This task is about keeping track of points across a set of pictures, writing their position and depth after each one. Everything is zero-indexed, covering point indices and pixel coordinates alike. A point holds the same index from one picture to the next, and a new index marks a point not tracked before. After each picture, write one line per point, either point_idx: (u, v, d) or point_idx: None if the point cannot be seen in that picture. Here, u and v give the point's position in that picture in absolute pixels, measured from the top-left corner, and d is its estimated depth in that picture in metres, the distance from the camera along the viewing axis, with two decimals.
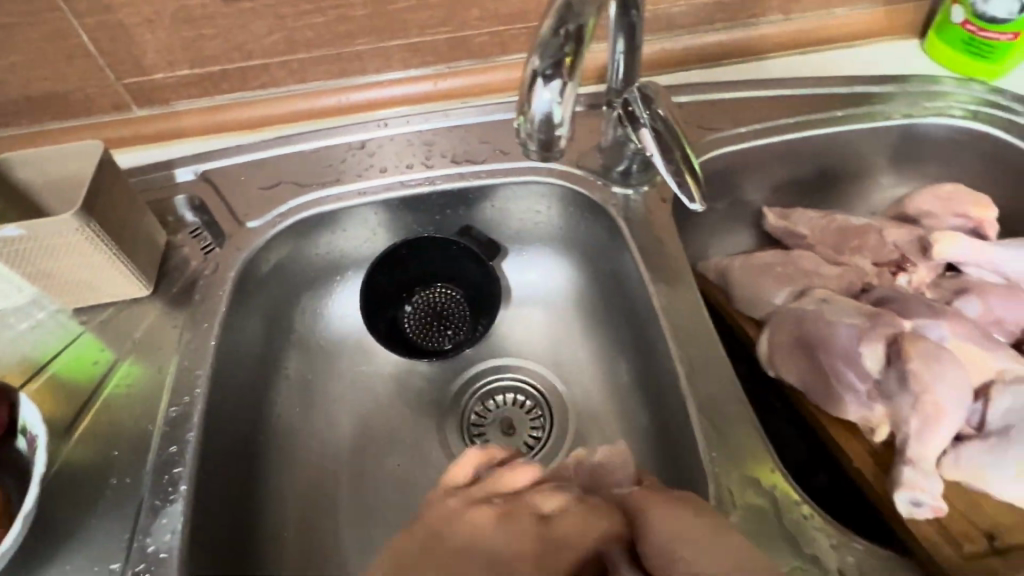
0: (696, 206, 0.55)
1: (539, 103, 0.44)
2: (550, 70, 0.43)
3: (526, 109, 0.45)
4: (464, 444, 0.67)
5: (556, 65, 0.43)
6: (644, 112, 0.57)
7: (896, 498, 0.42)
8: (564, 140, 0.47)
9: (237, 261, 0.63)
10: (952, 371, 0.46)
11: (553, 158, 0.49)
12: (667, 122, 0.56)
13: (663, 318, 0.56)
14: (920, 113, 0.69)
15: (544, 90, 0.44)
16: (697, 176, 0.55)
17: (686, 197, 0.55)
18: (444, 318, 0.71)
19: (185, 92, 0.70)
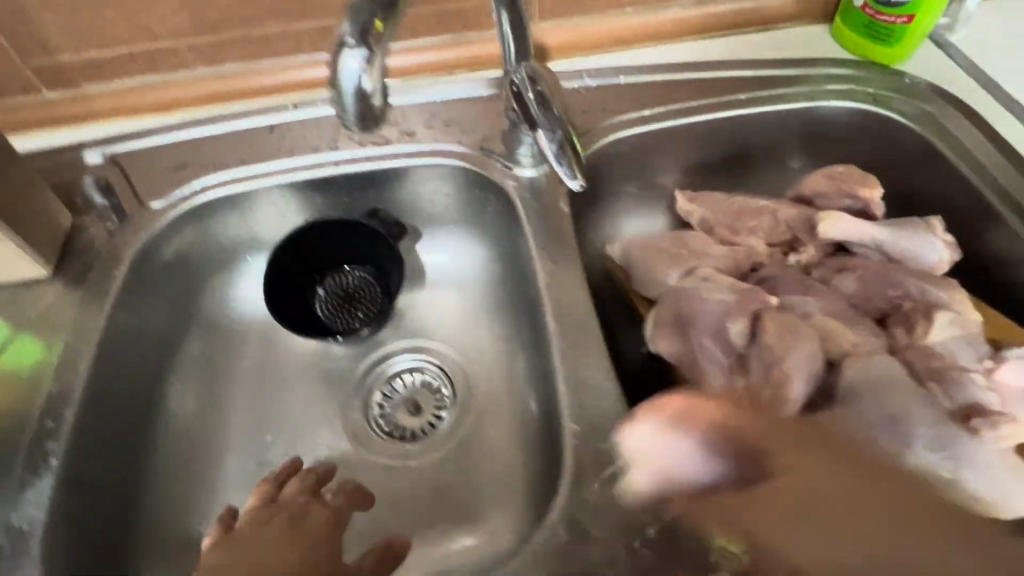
0: (577, 182, 0.55)
1: (346, 77, 0.41)
2: (357, 35, 0.40)
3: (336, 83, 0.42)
4: (368, 424, 0.68)
5: (362, 31, 0.40)
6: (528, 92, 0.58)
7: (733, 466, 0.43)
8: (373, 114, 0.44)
9: (136, 243, 0.63)
10: (804, 341, 0.47)
11: (358, 129, 0.45)
12: (551, 101, 0.57)
13: (548, 297, 0.56)
14: (823, 96, 0.69)
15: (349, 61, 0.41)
16: (579, 153, 0.56)
17: (567, 173, 0.55)
18: (355, 300, 0.72)
19: (93, 74, 0.70)
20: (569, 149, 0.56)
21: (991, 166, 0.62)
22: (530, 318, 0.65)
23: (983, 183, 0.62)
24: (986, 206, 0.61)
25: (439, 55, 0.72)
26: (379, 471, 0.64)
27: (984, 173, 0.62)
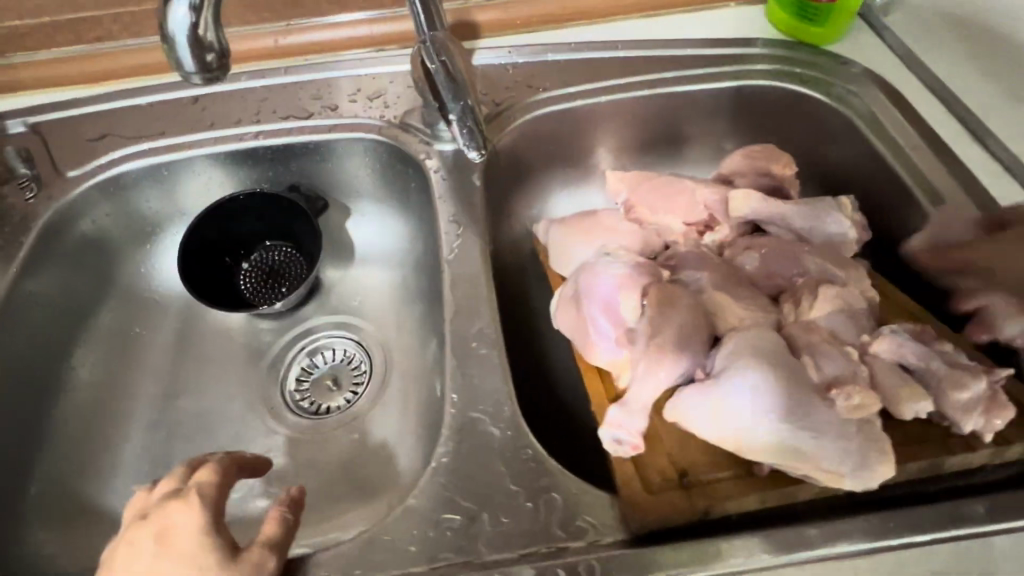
0: (476, 155, 0.58)
1: (174, 23, 0.35)
2: None
3: (164, 31, 0.36)
4: (283, 397, 0.67)
5: None
6: (433, 65, 0.58)
7: (600, 435, 0.43)
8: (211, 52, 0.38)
9: (47, 211, 0.63)
10: (691, 309, 0.47)
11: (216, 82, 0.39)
12: (456, 76, 0.58)
13: (448, 268, 0.56)
14: (749, 75, 0.68)
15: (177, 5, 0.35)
16: (482, 129, 0.58)
17: (467, 146, 0.58)
18: (279, 275, 0.71)
19: (19, 44, 0.70)
20: (471, 116, 0.58)
21: (911, 143, 0.61)
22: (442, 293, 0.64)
23: (900, 160, 0.60)
24: (901, 184, 0.60)
25: (367, 30, 0.73)
26: (286, 445, 0.63)
27: (902, 151, 0.61)
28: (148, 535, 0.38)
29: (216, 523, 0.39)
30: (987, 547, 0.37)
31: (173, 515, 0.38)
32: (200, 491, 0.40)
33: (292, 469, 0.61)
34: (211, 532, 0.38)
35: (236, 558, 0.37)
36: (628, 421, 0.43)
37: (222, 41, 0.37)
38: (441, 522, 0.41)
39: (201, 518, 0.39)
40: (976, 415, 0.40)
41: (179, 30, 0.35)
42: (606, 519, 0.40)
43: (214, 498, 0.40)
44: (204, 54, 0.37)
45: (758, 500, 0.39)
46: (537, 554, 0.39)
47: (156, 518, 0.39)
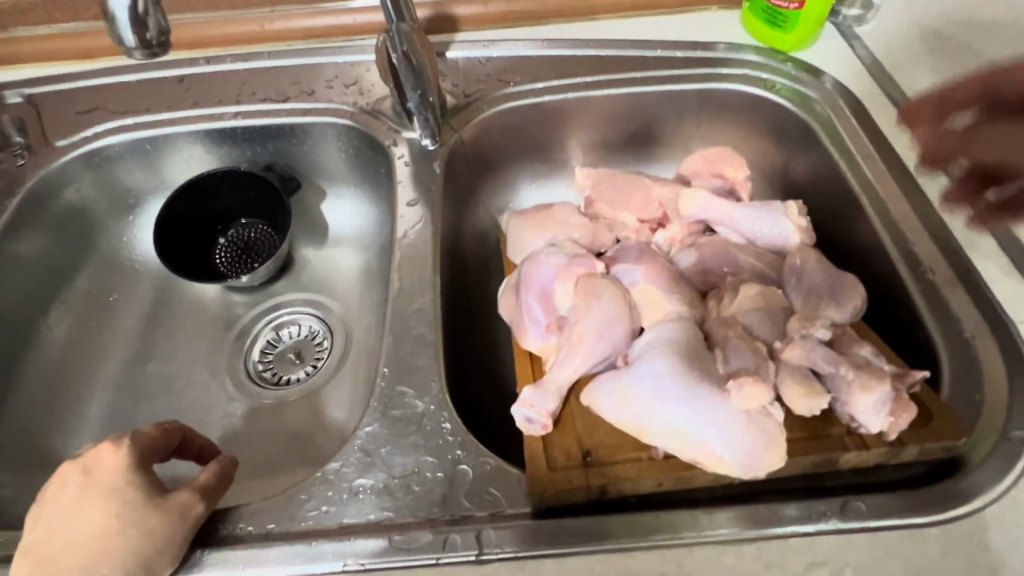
0: (431, 145, 0.66)
1: (115, 2, 0.38)
2: None
3: (106, 5, 0.38)
4: (247, 368, 0.70)
5: None
6: (395, 56, 0.62)
7: (514, 413, 0.45)
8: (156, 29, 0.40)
9: (34, 177, 0.66)
10: (616, 300, 0.49)
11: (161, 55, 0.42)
12: (415, 67, 0.62)
13: (398, 250, 0.58)
14: (717, 79, 0.70)
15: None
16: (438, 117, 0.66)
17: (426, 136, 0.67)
18: (252, 252, 0.75)
19: (22, 19, 0.74)
20: (430, 110, 0.65)
21: (864, 152, 0.62)
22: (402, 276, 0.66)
23: (853, 169, 0.61)
24: (851, 194, 0.61)
25: (349, 19, 0.75)
26: (242, 413, 0.66)
27: (855, 161, 0.62)
28: (76, 470, 0.41)
29: (141, 469, 0.42)
30: (869, 541, 0.38)
31: (103, 455, 0.41)
32: (134, 438, 0.43)
33: (246, 437, 0.64)
34: (135, 476, 0.41)
35: (156, 501, 0.40)
36: (540, 402, 0.44)
37: (162, 21, 0.40)
38: (356, 486, 0.44)
39: (128, 464, 0.41)
40: (885, 416, 0.41)
41: (119, 9, 0.38)
42: (509, 493, 0.42)
43: (146, 446, 0.43)
44: (143, 33, 0.39)
45: (654, 484, 0.41)
46: (441, 521, 0.41)
47: (87, 455, 0.42)
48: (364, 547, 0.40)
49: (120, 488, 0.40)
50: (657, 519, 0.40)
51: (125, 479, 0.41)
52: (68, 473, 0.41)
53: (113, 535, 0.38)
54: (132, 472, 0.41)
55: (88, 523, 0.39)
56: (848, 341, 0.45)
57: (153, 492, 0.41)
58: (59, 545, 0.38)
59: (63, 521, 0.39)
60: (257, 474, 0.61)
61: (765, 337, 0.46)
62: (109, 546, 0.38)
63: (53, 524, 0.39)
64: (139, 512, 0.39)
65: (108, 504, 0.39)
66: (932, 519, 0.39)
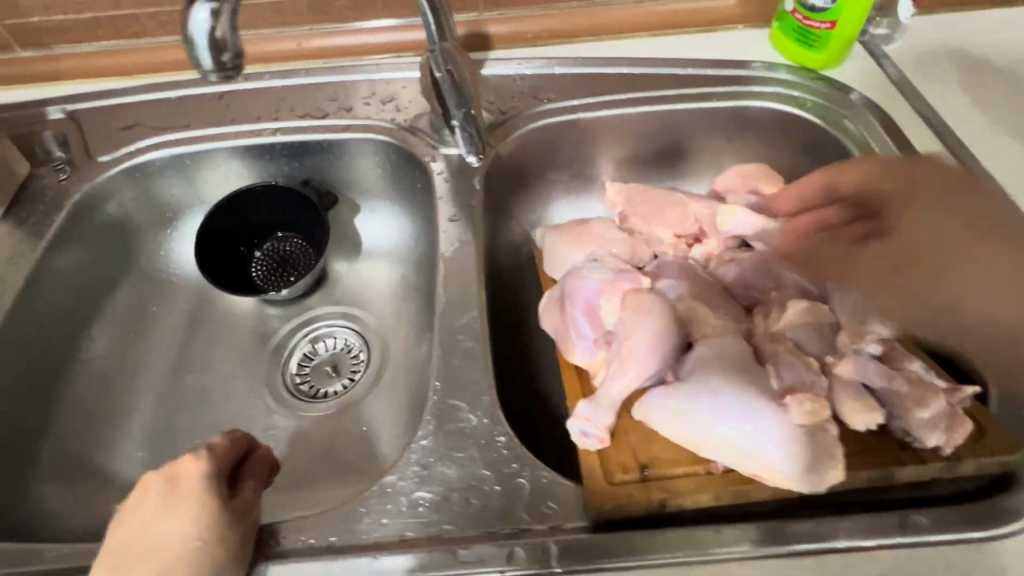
0: (474, 161, 0.67)
1: (197, 27, 0.39)
2: None
3: (186, 32, 0.40)
4: (285, 381, 0.70)
5: None
6: (439, 73, 0.63)
7: (569, 427, 0.45)
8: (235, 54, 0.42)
9: (78, 192, 0.67)
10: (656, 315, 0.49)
11: (235, 80, 0.43)
12: (459, 86, 0.63)
13: (443, 265, 0.59)
14: (748, 97, 0.71)
15: (202, 12, 0.39)
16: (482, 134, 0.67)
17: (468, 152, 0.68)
18: (288, 265, 0.76)
19: (65, 37, 0.76)
20: (472, 124, 0.66)
21: None
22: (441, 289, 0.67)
23: None
24: None
25: (385, 37, 0.77)
26: (282, 425, 0.67)
27: None
28: (160, 480, 0.42)
29: (219, 480, 0.43)
30: (931, 555, 0.39)
31: (186, 465, 0.43)
32: (210, 451, 0.45)
33: (288, 449, 0.65)
34: (215, 485, 0.43)
35: (234, 514, 0.42)
36: (595, 416, 0.45)
37: (238, 45, 0.41)
38: (414, 499, 0.44)
39: (208, 474, 0.43)
40: (939, 431, 0.42)
41: (200, 32, 0.39)
42: (567, 505, 0.43)
43: (222, 458, 0.45)
44: (222, 55, 0.40)
45: (712, 497, 0.42)
46: (501, 534, 0.42)
47: (168, 466, 0.43)
48: (426, 559, 0.41)
49: (202, 499, 0.41)
50: (717, 533, 0.40)
51: (206, 490, 0.42)
52: (149, 485, 0.42)
53: (194, 545, 0.39)
54: (212, 483, 0.43)
55: (170, 532, 0.40)
56: (898, 357, 0.46)
57: (226, 505, 0.42)
58: (142, 553, 0.39)
59: (142, 534, 0.40)
60: (298, 485, 0.61)
61: (816, 352, 0.47)
62: (191, 555, 0.39)
63: (136, 532, 0.40)
64: (219, 523, 0.40)
65: (190, 512, 0.40)
66: (991, 533, 0.40)
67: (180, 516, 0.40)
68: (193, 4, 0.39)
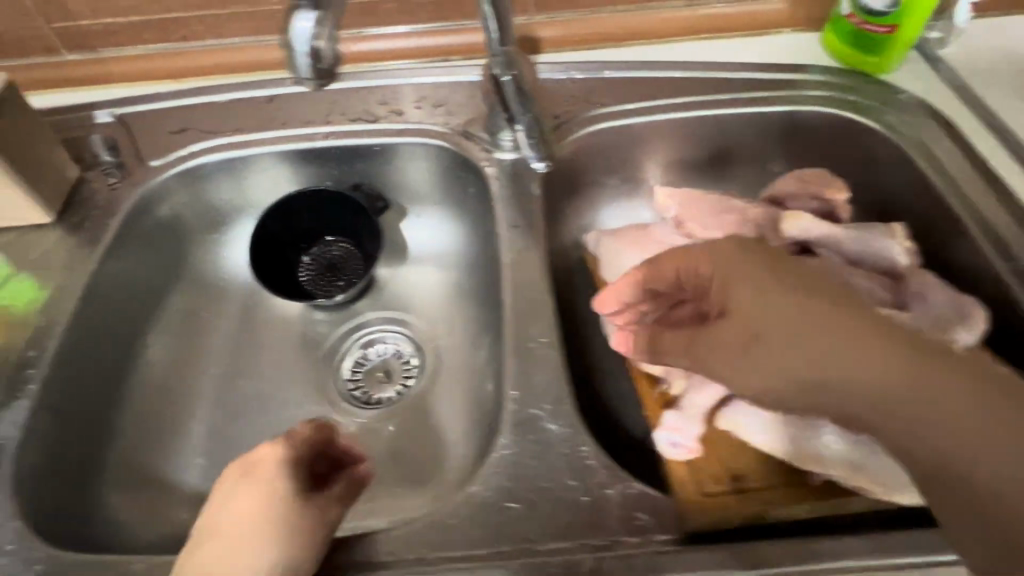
0: (541, 165, 0.65)
1: (299, 36, 0.42)
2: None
3: (287, 41, 0.43)
4: (339, 387, 0.70)
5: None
6: (498, 66, 0.60)
7: (657, 437, 0.46)
8: (332, 64, 0.44)
9: (132, 197, 0.67)
10: (683, 261, 0.46)
11: (326, 89, 0.46)
12: (524, 90, 0.62)
13: (508, 272, 0.59)
14: (803, 101, 0.70)
15: (304, 21, 0.42)
16: (547, 137, 0.65)
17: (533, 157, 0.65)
18: (338, 270, 0.75)
19: (111, 40, 0.75)
20: (538, 128, 0.64)
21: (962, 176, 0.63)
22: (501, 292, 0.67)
23: (952, 191, 0.62)
24: (952, 217, 0.62)
25: (434, 40, 0.76)
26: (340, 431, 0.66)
27: (953, 185, 0.63)
28: (241, 466, 0.45)
29: (297, 467, 0.45)
30: None
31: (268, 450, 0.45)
32: (291, 436, 0.46)
33: None
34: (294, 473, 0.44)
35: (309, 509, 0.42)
36: (684, 426, 0.46)
37: (334, 56, 0.44)
38: (501, 507, 0.44)
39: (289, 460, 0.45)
40: None
41: (302, 42, 0.42)
42: (658, 516, 0.42)
43: (303, 446, 0.46)
44: (320, 63, 0.43)
45: (806, 509, 0.43)
46: (592, 545, 0.42)
47: (249, 453, 0.45)
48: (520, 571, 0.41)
49: (279, 487, 0.43)
50: (815, 545, 0.40)
51: (283, 477, 0.44)
52: (231, 473, 0.45)
53: (272, 535, 0.40)
54: (289, 472, 0.44)
55: (249, 519, 0.41)
56: None
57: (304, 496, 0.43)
58: (226, 536, 0.41)
59: (223, 522, 0.42)
60: (362, 493, 0.61)
61: None
62: (265, 548, 0.40)
63: (220, 516, 0.42)
64: (297, 512, 0.42)
65: (269, 497, 0.42)
66: None
67: (258, 501, 0.42)
68: (294, 15, 0.42)
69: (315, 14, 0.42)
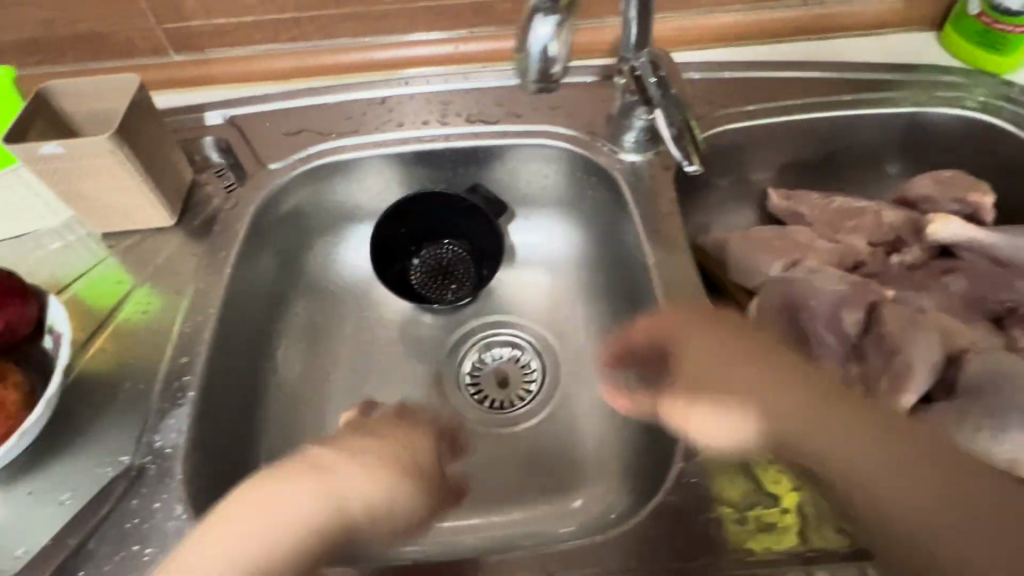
0: (694, 168, 0.56)
1: (537, 38, 0.51)
2: (548, 5, 0.50)
3: (526, 46, 0.52)
4: (466, 396, 0.69)
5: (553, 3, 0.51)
6: (625, 68, 0.60)
7: None
8: (558, 73, 0.53)
9: (255, 201, 0.66)
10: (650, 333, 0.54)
11: (551, 92, 0.56)
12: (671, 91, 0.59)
13: (658, 279, 0.59)
14: (928, 102, 0.71)
15: (544, 26, 0.51)
16: (697, 142, 0.57)
17: (684, 160, 0.57)
18: (449, 273, 0.74)
19: (219, 40, 0.74)
20: (687, 135, 0.57)
21: None
22: (636, 299, 0.65)
23: None
24: None
25: None
26: (477, 436, 0.66)
27: None
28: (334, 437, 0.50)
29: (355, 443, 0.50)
30: None
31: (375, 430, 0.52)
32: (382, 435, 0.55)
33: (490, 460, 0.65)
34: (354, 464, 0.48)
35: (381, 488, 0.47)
36: None
37: (563, 63, 0.53)
38: (700, 519, 0.46)
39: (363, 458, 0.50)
40: None
41: (539, 47, 0.51)
42: None
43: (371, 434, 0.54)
44: (549, 68, 0.53)
45: None
46: (801, 556, 0.45)
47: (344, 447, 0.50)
48: None
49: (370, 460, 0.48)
50: None
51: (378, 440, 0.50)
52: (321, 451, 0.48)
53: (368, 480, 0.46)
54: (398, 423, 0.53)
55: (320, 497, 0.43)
56: None
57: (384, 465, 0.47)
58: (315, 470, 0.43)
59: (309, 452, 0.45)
60: (514, 498, 0.62)
61: None
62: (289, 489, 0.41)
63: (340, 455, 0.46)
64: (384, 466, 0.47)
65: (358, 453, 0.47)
66: None
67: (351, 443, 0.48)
68: (535, 20, 0.51)
69: (554, 18, 0.50)
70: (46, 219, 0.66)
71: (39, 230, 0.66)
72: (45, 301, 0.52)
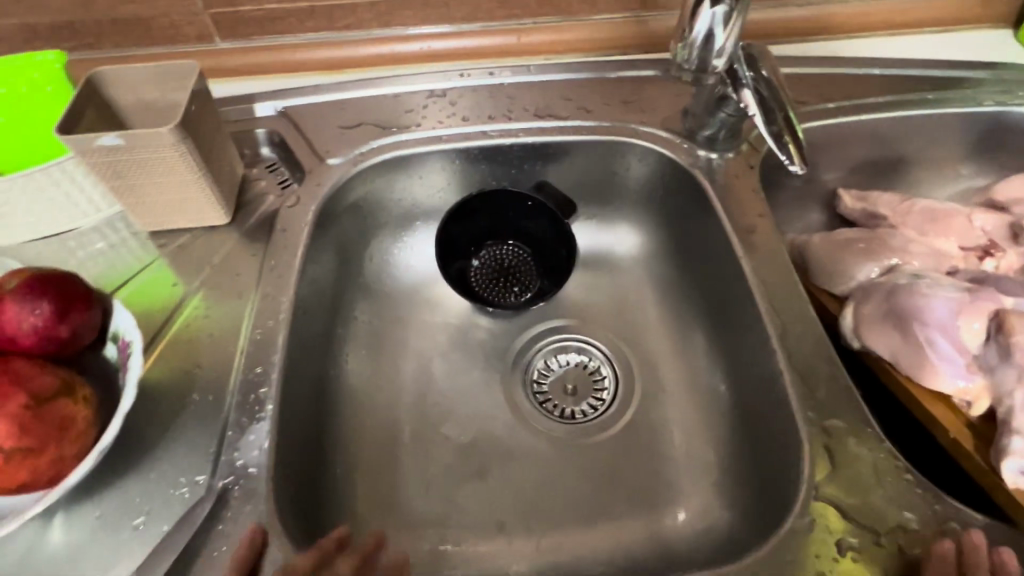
0: (796, 168, 0.52)
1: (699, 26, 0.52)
2: None
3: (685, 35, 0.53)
4: (535, 404, 0.66)
5: None
6: None
7: (1004, 466, 0.47)
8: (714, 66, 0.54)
9: (316, 199, 0.62)
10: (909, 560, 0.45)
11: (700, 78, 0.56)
12: (771, 86, 0.55)
13: (754, 285, 0.57)
14: (1012, 101, 0.68)
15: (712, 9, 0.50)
16: (799, 141, 0.53)
17: (784, 158, 0.52)
18: (511, 275, 0.70)
19: (269, 27, 0.69)
20: (789, 134, 0.53)
21: None
22: (720, 304, 0.63)
23: None
24: None
25: (614, 32, 0.72)
26: (551, 447, 0.63)
27: None
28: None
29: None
30: None
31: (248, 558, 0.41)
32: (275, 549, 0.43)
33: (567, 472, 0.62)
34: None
35: None
36: None
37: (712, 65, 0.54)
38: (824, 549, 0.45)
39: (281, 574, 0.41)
40: None
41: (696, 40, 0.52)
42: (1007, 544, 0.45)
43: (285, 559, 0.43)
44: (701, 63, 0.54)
45: None
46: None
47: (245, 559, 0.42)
48: None
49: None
50: None
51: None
52: None
53: None
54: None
55: None
56: None
57: None
58: None
59: None
60: (597, 515, 0.59)
61: None
62: None
63: None
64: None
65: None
66: None
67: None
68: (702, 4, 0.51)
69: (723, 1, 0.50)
70: (87, 217, 0.61)
71: (80, 229, 0.61)
72: (110, 307, 0.49)
